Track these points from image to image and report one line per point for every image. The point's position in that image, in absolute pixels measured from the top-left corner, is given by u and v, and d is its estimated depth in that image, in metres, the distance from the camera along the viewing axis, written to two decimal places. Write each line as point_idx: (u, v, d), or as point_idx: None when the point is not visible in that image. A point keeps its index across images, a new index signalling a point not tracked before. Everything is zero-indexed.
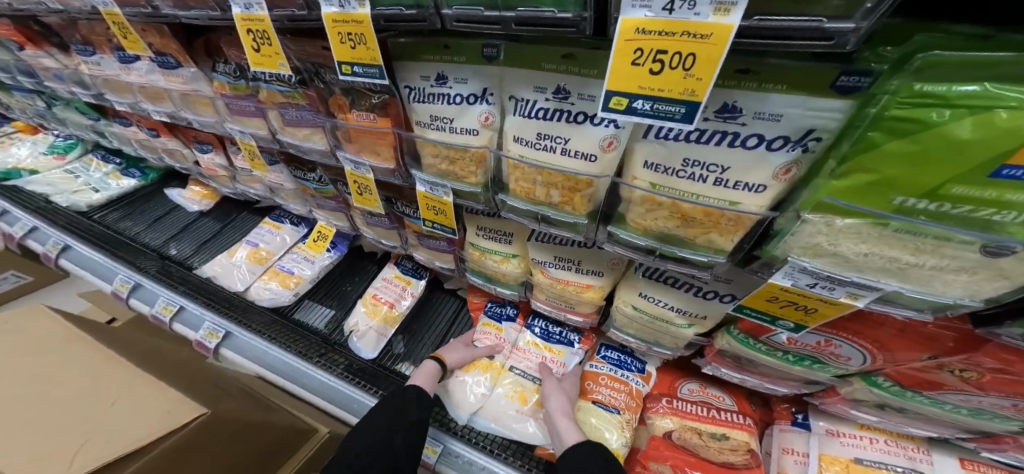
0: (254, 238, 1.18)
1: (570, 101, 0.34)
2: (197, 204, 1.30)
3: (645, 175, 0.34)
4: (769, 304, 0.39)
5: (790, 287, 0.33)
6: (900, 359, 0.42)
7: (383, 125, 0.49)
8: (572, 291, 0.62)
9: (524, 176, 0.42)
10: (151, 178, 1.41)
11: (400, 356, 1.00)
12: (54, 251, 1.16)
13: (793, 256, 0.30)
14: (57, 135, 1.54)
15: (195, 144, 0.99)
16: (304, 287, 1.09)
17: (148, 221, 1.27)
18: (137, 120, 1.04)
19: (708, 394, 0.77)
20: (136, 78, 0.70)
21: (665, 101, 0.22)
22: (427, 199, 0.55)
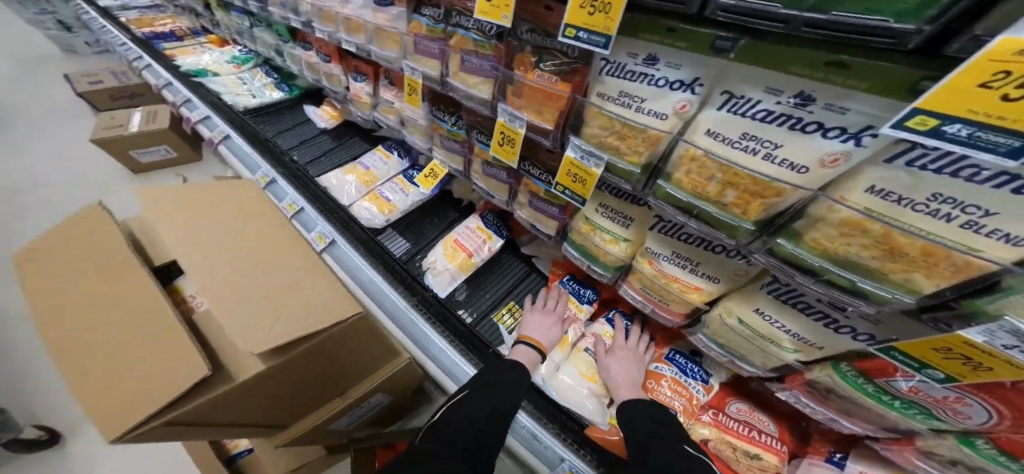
0: (366, 161, 1.31)
1: (806, 109, 0.34)
2: (325, 123, 1.43)
3: (861, 197, 0.34)
4: (932, 353, 0.37)
5: (977, 344, 0.32)
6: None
7: (562, 88, 0.52)
8: (675, 289, 0.62)
9: (701, 169, 0.43)
10: (296, 94, 1.58)
11: (461, 303, 1.06)
12: (219, 138, 1.35)
13: (1010, 316, 0.28)
14: (239, 50, 1.82)
15: (351, 73, 1.09)
16: (395, 216, 1.18)
17: (280, 127, 1.42)
18: (317, 46, 1.17)
19: (754, 417, 0.79)
20: (349, 11, 0.81)
21: (999, 132, 0.21)
22: (570, 166, 0.58)
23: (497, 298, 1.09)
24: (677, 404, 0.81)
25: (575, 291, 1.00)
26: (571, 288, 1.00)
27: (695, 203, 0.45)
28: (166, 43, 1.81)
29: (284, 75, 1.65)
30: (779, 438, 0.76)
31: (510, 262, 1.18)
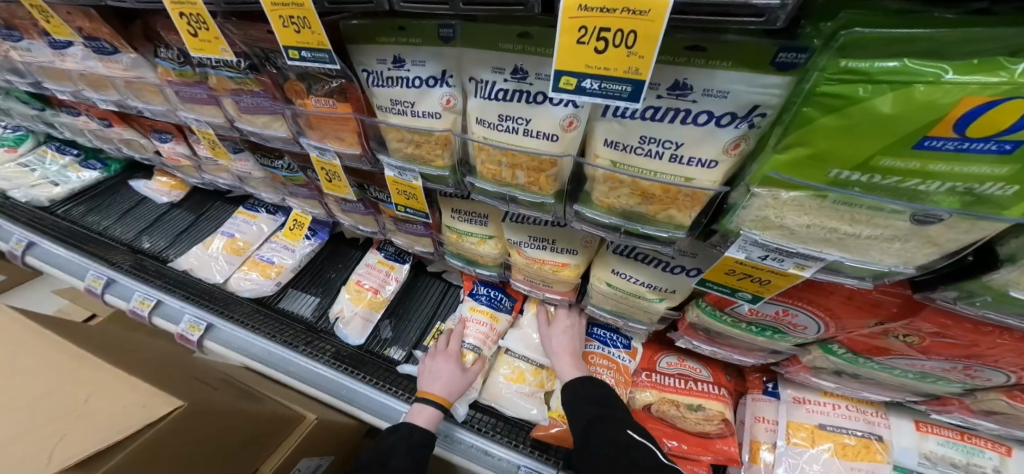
0: (230, 228, 1.21)
1: (529, 82, 0.34)
2: (167, 196, 1.35)
3: (606, 153, 0.34)
4: (726, 276, 0.40)
5: (744, 260, 0.35)
6: (849, 325, 0.43)
7: (344, 110, 0.47)
8: (548, 270, 0.62)
9: (490, 158, 0.41)
10: (114, 170, 1.47)
11: (389, 341, 1.02)
12: (20, 248, 1.21)
13: (746, 230, 0.31)
14: (4, 127, 1.58)
15: (152, 134, 0.96)
16: (286, 276, 1.12)
17: (118, 213, 1.33)
18: (85, 109, 1.00)
19: (686, 367, 0.84)
20: (73, 65, 0.65)
21: (613, 80, 0.24)
22: (396, 184, 0.54)
23: (426, 320, 1.07)
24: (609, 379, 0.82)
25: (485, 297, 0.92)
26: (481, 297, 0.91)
27: (501, 190, 0.44)
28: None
29: (87, 150, 1.50)
30: (715, 382, 0.81)
31: (427, 284, 1.15)
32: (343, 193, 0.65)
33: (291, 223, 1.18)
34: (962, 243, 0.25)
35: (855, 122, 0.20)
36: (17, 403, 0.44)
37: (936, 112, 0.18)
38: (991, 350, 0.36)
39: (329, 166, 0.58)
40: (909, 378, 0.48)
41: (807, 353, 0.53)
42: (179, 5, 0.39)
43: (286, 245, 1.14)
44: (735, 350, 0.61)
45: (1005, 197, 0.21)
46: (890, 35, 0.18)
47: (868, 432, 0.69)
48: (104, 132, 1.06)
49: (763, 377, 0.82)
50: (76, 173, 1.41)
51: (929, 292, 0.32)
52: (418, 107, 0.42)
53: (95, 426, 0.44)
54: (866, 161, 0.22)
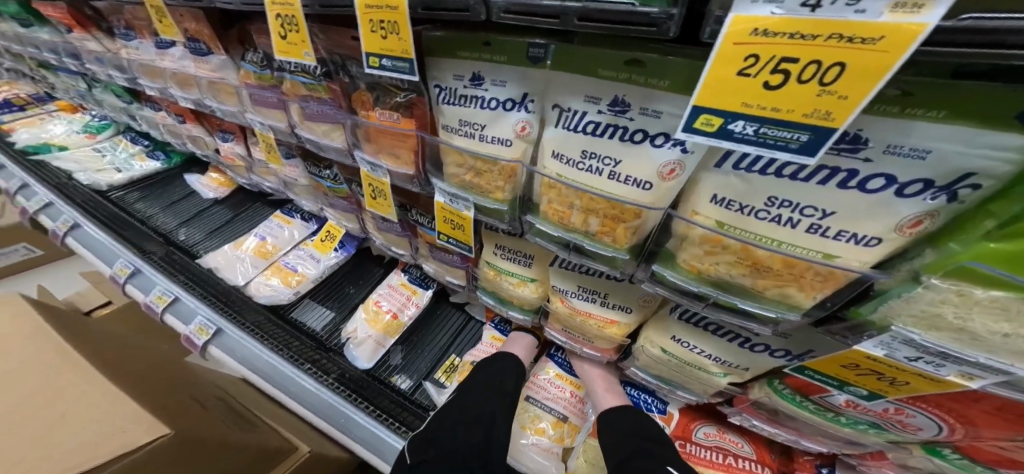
0: (263, 232, 1.21)
1: (628, 116, 0.29)
2: (214, 192, 1.40)
3: (711, 211, 0.29)
4: (844, 370, 0.33)
5: (881, 356, 0.27)
6: (983, 436, 0.32)
7: (405, 126, 0.44)
8: (592, 326, 0.54)
9: (559, 197, 0.36)
10: (174, 162, 1.54)
11: (396, 368, 0.94)
12: (64, 229, 1.27)
13: (897, 325, 0.24)
14: (91, 116, 1.73)
15: (217, 134, 1.00)
16: (305, 286, 1.08)
17: (166, 203, 1.38)
18: (167, 105, 1.07)
19: (725, 440, 0.70)
20: (170, 63, 0.69)
21: (778, 126, 0.19)
22: (444, 211, 0.50)
23: (439, 351, 0.98)
24: None
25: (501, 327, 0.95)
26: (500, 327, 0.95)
27: (566, 236, 0.38)
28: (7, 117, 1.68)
29: (155, 142, 1.60)
30: (758, 461, 0.67)
31: (447, 314, 1.07)
32: (384, 212, 0.61)
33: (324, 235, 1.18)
34: None
35: None
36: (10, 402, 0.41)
37: None
38: None
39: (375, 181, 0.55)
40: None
41: (903, 452, 0.43)
42: (279, 5, 0.38)
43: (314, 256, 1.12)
44: (801, 434, 0.50)
45: None
46: None
47: None
48: (177, 128, 1.13)
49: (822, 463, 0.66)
50: (140, 162, 1.50)
51: None
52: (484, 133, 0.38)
53: (73, 442, 0.39)
54: None
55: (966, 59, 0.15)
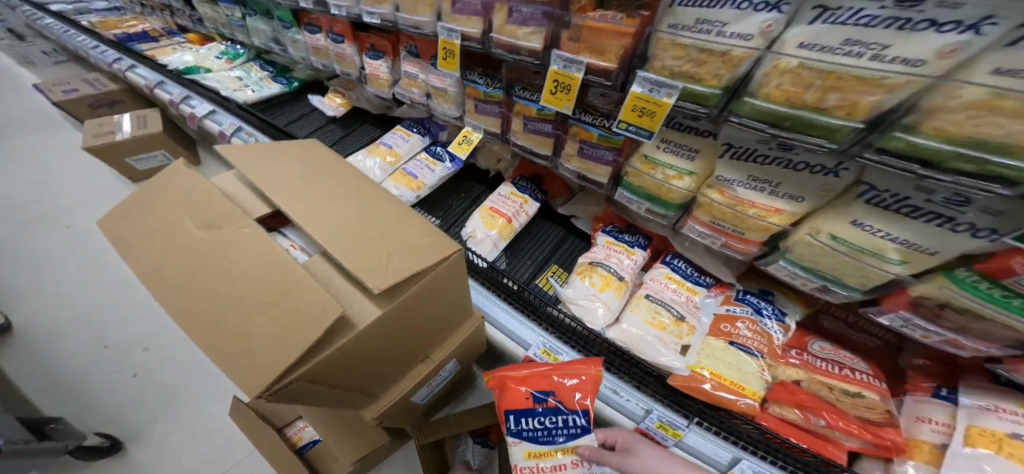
0: (388, 140, 1.35)
1: (913, 6, 0.33)
2: (334, 111, 1.50)
3: (984, 83, 0.32)
4: None
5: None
6: None
7: (628, 25, 0.51)
8: (752, 214, 0.61)
9: (797, 79, 0.42)
10: (294, 86, 1.66)
11: (504, 269, 1.11)
12: (230, 132, 1.48)
13: None
14: (227, 45, 1.87)
15: (366, 49, 1.06)
16: (424, 192, 1.24)
17: (288, 119, 1.51)
18: (320, 23, 1.11)
19: (840, 355, 0.82)
20: None
21: None
22: (634, 100, 0.57)
23: (541, 261, 1.14)
24: (757, 346, 0.82)
25: (616, 236, 1.02)
26: (613, 235, 1.02)
27: (788, 113, 0.44)
28: (146, 46, 1.91)
29: (278, 68, 1.72)
30: (872, 374, 0.78)
31: (546, 228, 1.22)
32: (555, 109, 0.68)
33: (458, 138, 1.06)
34: None
35: None
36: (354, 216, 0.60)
37: None
38: None
39: (562, 78, 0.61)
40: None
41: None
42: None
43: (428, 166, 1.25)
44: (966, 336, 0.55)
45: None
46: None
47: None
48: (330, 50, 1.16)
49: (936, 385, 0.76)
50: (268, 85, 1.63)
51: None
52: (667, 91, 0.52)
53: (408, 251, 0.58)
54: None
55: None
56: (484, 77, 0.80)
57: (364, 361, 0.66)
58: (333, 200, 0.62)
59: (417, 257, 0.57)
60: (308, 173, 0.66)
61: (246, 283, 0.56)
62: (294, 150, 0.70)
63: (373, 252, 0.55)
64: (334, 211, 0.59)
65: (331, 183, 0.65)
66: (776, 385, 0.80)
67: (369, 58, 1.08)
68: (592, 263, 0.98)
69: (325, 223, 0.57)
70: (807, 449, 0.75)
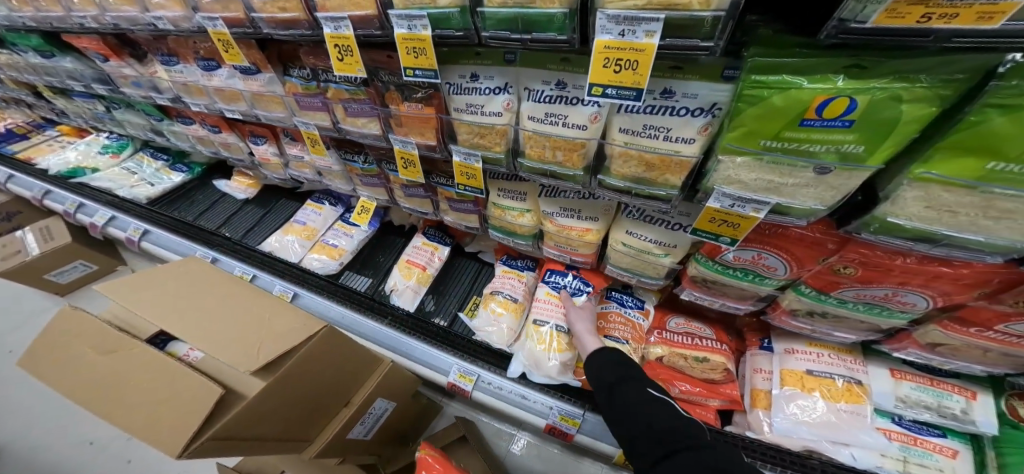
0: (302, 217, 1.43)
1: (568, 90, 0.51)
2: (244, 193, 1.60)
3: (620, 137, 0.50)
4: (605, 71, 0.40)
5: (719, 208, 0.48)
6: (809, 266, 0.54)
7: (429, 112, 0.64)
8: (574, 236, 0.73)
9: (536, 143, 0.57)
10: (197, 172, 1.71)
11: (432, 312, 1.18)
12: (137, 235, 1.49)
13: (718, 185, 0.45)
14: (107, 136, 1.87)
15: (251, 138, 1.20)
16: (347, 258, 1.32)
17: (198, 211, 1.57)
18: (201, 118, 1.26)
19: (692, 327, 0.97)
20: (218, 82, 0.89)
21: (625, 88, 0.40)
22: (461, 167, 0.69)
23: (463, 296, 1.22)
24: (626, 335, 0.94)
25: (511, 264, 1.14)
26: (508, 263, 1.13)
27: (541, 167, 0.59)
28: (18, 147, 1.89)
29: (175, 155, 1.77)
30: (717, 339, 0.94)
31: (464, 264, 1.31)
32: (413, 179, 0.81)
33: (359, 209, 1.35)
34: (851, 186, 0.39)
35: (764, 111, 0.35)
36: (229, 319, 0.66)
37: (796, 109, 0.34)
38: (903, 274, 0.48)
39: (407, 155, 0.75)
40: (860, 311, 0.59)
41: (785, 296, 0.64)
42: (337, 39, 0.53)
43: (344, 232, 1.33)
44: (729, 299, 0.71)
45: (862, 153, 0.35)
46: (776, 63, 0.34)
47: (849, 377, 0.79)
48: (224, 142, 1.29)
49: (760, 337, 0.94)
50: (168, 175, 1.68)
51: (848, 229, 0.45)
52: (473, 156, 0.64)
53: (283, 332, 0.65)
54: (777, 133, 0.36)
55: (673, 50, 0.36)
56: (361, 155, 0.95)
57: (279, 415, 0.70)
58: (206, 306, 0.68)
59: (288, 341, 0.66)
60: (188, 286, 0.72)
61: (125, 392, 0.59)
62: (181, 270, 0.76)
63: (246, 345, 0.63)
64: (210, 318, 0.65)
65: (210, 293, 0.71)
66: (646, 365, 0.93)
67: (259, 145, 1.21)
68: (492, 292, 1.08)
69: (199, 330, 0.62)
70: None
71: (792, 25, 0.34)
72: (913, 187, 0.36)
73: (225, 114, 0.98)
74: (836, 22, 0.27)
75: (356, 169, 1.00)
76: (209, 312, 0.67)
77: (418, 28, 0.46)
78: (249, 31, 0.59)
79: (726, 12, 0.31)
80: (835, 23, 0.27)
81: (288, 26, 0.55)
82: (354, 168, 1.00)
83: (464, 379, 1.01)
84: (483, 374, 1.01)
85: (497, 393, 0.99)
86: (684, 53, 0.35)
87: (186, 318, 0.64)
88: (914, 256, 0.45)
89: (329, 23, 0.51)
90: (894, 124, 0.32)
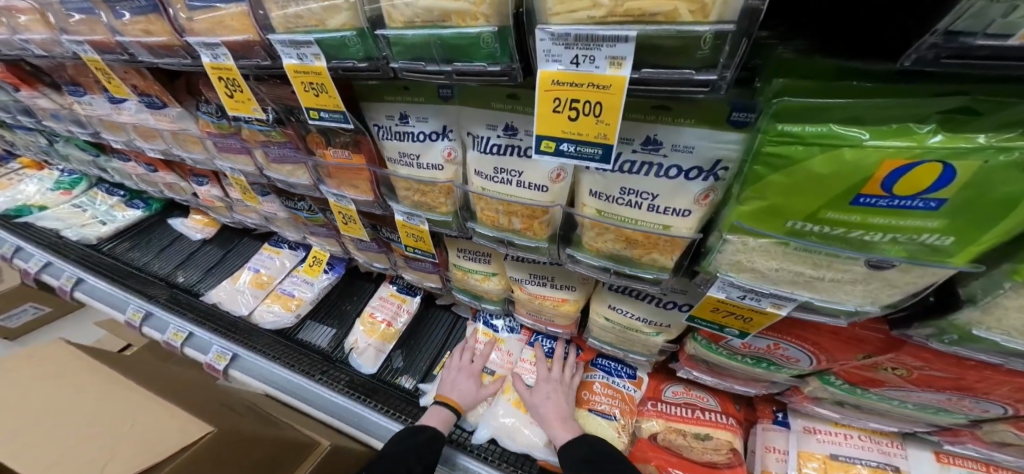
0: (255, 264, 1.27)
1: (519, 137, 0.39)
2: (201, 233, 1.44)
3: (591, 202, 0.37)
4: (557, 118, 0.28)
5: (726, 299, 0.35)
6: (840, 359, 0.41)
7: (357, 161, 0.51)
8: (549, 306, 0.60)
9: (488, 206, 0.44)
10: (155, 209, 1.56)
11: (400, 370, 1.02)
12: (70, 284, 1.30)
13: (721, 272, 0.32)
14: (61, 171, 1.72)
15: (192, 178, 1.07)
16: (305, 308, 1.16)
17: (156, 250, 1.42)
18: (136, 156, 1.14)
19: (693, 396, 0.82)
20: (128, 117, 0.76)
21: (586, 144, 0.28)
22: (405, 227, 0.56)
23: (435, 352, 1.06)
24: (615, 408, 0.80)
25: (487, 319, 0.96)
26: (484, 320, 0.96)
27: (497, 234, 0.46)
28: None
29: (132, 191, 1.61)
30: (722, 411, 0.79)
31: (437, 315, 1.14)
32: (357, 235, 0.69)
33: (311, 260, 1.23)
34: (923, 284, 0.26)
35: (796, 181, 0.23)
36: (80, 424, 0.50)
37: (852, 178, 0.21)
38: (978, 383, 0.35)
39: (347, 210, 0.62)
40: (910, 408, 0.47)
41: (808, 385, 0.51)
42: (219, 70, 0.42)
43: (305, 280, 1.18)
44: (738, 380, 0.57)
45: (947, 246, 0.23)
46: (813, 105, 0.22)
47: (884, 463, 0.66)
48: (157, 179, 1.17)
49: (774, 408, 0.79)
50: (122, 213, 1.52)
51: (903, 329, 0.33)
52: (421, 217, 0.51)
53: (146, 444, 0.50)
54: (814, 212, 0.24)
55: (653, 87, 0.24)
56: (304, 205, 0.82)
57: None
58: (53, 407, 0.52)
59: (153, 451, 0.49)
60: (40, 377, 0.56)
61: None
62: (42, 353, 0.60)
63: (85, 463, 0.46)
64: (50, 426, 0.50)
65: (65, 386, 0.55)
66: (637, 444, 0.78)
67: (201, 186, 1.08)
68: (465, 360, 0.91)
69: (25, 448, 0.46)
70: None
71: (822, 49, 0.24)
72: (1019, 294, 0.23)
73: (146, 153, 0.85)
74: (933, 38, 0.16)
75: (302, 218, 0.86)
76: (54, 417, 0.51)
77: (309, 58, 0.35)
78: (121, 58, 0.50)
79: (737, 25, 0.19)
80: (939, 36, 0.15)
81: (160, 54, 0.46)
82: (299, 217, 0.87)
83: None
84: (447, 452, 0.82)
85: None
86: (668, 92, 0.23)
87: (11, 433, 0.48)
88: (997, 367, 0.33)
89: (205, 50, 0.41)
90: (1014, 204, 0.20)
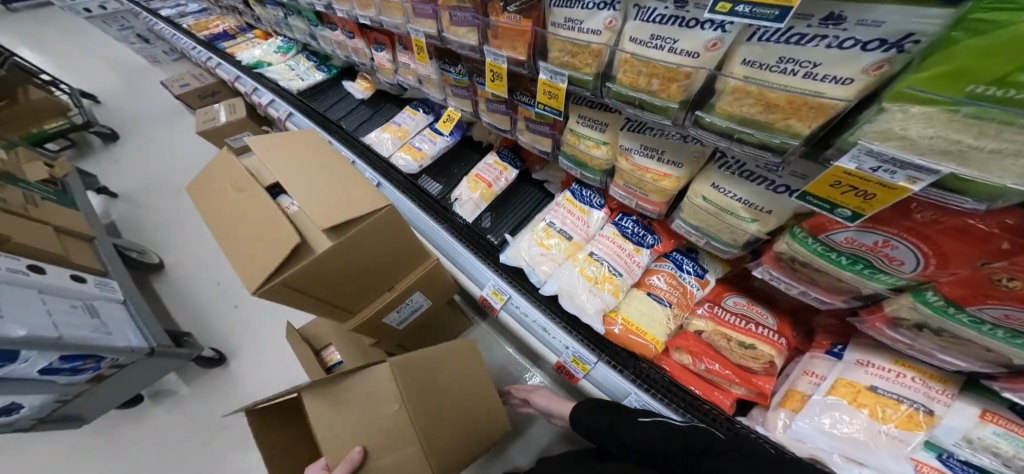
0: (399, 119, 1.53)
1: (686, 9, 0.43)
2: (361, 94, 1.71)
3: (741, 70, 0.43)
4: None
5: (852, 170, 0.38)
6: (952, 266, 0.44)
7: (524, 25, 0.61)
8: (648, 179, 0.69)
9: (632, 68, 0.51)
10: (333, 72, 1.85)
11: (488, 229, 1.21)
12: (284, 115, 1.69)
13: (863, 140, 0.35)
14: (281, 39, 2.10)
15: (373, 45, 1.27)
16: (427, 162, 1.39)
17: (330, 102, 1.73)
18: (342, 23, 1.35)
19: (751, 310, 0.88)
20: None
21: (763, 7, 0.33)
22: (545, 86, 0.65)
23: (519, 220, 1.23)
24: (671, 298, 0.92)
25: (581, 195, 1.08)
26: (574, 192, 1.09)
27: (630, 95, 0.54)
28: (228, 43, 2.21)
29: (322, 58, 1.92)
30: (777, 330, 0.84)
31: (527, 191, 1.31)
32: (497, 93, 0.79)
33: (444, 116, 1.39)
34: None
35: (993, 42, 0.25)
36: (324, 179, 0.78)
37: None
38: None
39: (496, 69, 0.72)
40: (999, 339, 0.45)
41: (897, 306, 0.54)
42: None
43: (429, 137, 1.39)
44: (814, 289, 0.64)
45: None
46: None
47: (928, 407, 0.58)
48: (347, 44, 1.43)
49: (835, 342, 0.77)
50: (314, 74, 1.85)
51: None
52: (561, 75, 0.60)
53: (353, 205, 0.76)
54: (1003, 76, 0.26)
55: None
56: (455, 67, 0.95)
57: (334, 282, 0.81)
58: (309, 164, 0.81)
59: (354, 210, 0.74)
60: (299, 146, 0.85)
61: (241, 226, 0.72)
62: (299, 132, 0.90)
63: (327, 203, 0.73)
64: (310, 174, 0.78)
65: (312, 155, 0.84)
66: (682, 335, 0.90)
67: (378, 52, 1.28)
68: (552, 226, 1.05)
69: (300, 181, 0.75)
70: (696, 395, 0.85)
71: None
72: None
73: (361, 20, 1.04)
74: None
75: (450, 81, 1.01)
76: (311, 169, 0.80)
77: None
78: None
79: None
80: None
81: None
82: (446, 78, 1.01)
83: (496, 297, 1.07)
84: (514, 297, 1.05)
85: (520, 316, 1.03)
86: None
87: (293, 169, 0.77)
88: None
89: None
90: None
